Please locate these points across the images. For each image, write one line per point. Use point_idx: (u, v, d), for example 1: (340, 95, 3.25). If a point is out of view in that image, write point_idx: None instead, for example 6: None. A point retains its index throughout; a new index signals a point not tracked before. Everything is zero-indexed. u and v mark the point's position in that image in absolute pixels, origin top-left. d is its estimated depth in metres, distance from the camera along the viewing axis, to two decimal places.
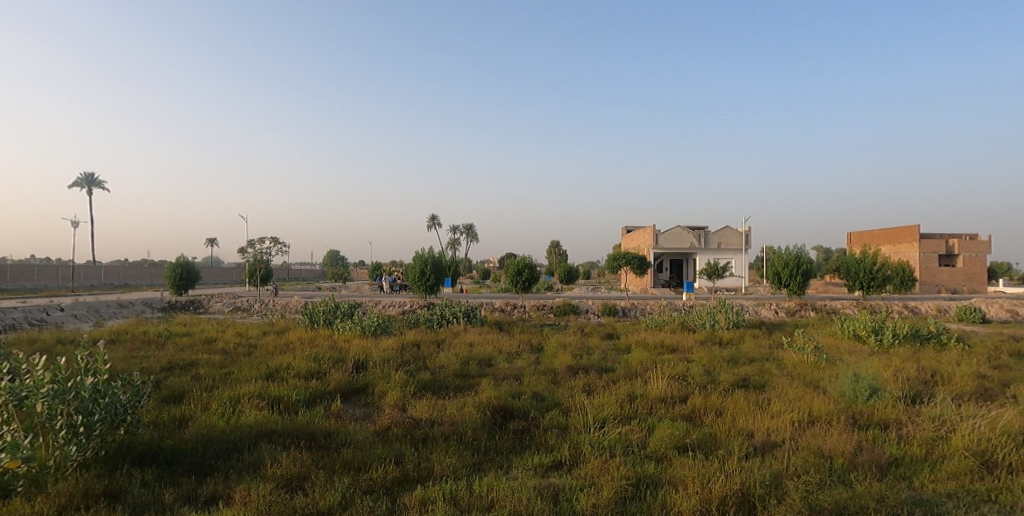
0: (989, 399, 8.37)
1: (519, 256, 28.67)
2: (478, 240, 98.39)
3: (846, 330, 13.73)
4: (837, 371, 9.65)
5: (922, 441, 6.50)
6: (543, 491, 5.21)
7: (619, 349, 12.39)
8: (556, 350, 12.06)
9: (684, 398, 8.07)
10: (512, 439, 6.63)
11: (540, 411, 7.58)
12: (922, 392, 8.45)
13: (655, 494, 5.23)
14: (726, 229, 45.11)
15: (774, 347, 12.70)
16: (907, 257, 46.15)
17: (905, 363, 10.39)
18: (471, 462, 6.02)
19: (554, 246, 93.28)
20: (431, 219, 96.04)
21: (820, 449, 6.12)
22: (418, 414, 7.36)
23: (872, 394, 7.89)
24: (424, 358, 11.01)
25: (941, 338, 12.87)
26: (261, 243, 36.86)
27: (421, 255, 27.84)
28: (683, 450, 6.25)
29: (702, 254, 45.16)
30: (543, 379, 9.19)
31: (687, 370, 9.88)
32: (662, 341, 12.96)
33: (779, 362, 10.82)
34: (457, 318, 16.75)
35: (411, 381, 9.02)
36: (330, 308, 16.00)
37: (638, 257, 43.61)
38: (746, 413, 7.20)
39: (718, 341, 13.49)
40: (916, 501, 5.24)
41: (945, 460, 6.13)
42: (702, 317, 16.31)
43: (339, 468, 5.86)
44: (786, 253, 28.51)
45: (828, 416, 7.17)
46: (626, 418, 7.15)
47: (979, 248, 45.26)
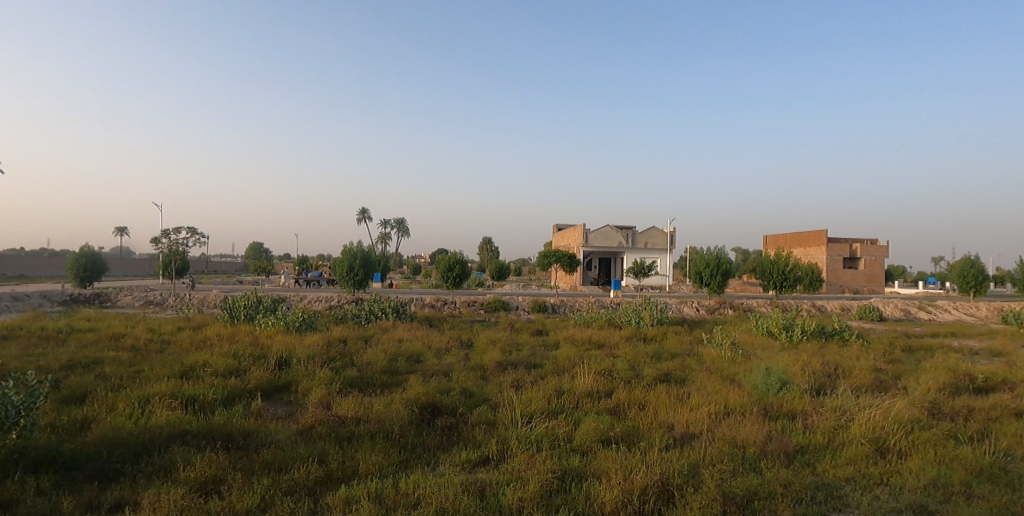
0: (884, 390, 9.10)
1: (450, 251, 28.48)
2: (409, 235, 96.90)
3: (760, 326, 14.55)
4: (751, 365, 10.21)
5: (824, 429, 6.99)
6: (470, 486, 5.21)
7: (548, 345, 12.57)
8: (485, 346, 12.07)
9: (609, 391, 8.30)
10: (440, 436, 6.58)
11: (468, 407, 7.56)
12: (826, 385, 9.07)
13: (579, 486, 5.34)
14: (652, 230, 46.70)
15: (695, 342, 13.28)
16: (816, 259, 49.31)
17: (811, 357, 11.13)
18: (398, 460, 5.94)
19: (486, 242, 93.08)
20: (361, 211, 93.25)
21: (735, 439, 6.45)
22: (343, 411, 7.16)
23: (782, 386, 8.41)
24: (351, 354, 10.74)
25: (843, 334, 13.85)
26: (176, 233, 34.82)
27: (350, 249, 27.05)
28: (607, 443, 6.41)
29: (629, 253, 46.58)
30: (472, 375, 9.17)
31: (613, 365, 10.17)
32: (590, 336, 13.26)
33: (698, 357, 11.32)
34: (386, 314, 16.44)
35: (337, 378, 8.78)
36: (252, 303, 15.29)
37: (568, 255, 44.38)
38: (668, 406, 7.48)
39: (643, 337, 13.96)
40: (818, 485, 5.63)
41: (844, 446, 6.61)
42: (628, 315, 16.79)
43: (258, 469, 5.62)
44: (708, 253, 29.75)
45: (742, 408, 7.55)
46: (553, 413, 7.26)
47: (878, 252, 49.07)
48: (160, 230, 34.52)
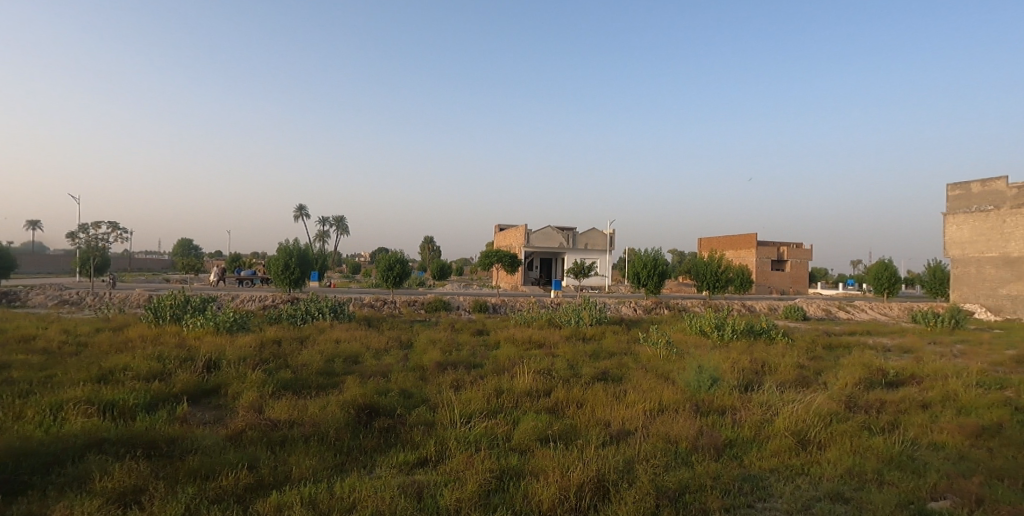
0: (806, 385, 9.62)
1: (391, 250, 28.04)
2: (349, 233, 94.71)
3: (693, 326, 15.08)
4: (684, 363, 10.56)
5: (752, 424, 7.30)
6: (407, 488, 5.13)
7: (488, 345, 12.59)
8: (425, 346, 11.96)
9: (548, 391, 8.38)
10: (377, 438, 6.47)
11: (407, 408, 7.46)
12: (753, 381, 9.50)
13: (518, 485, 5.37)
14: (592, 231, 47.59)
15: (632, 341, 13.62)
16: (746, 262, 51.55)
17: (740, 355, 11.62)
18: (333, 463, 5.79)
19: (428, 242, 92.01)
20: (298, 208, 90.31)
21: (668, 435, 6.65)
22: (276, 415, 6.92)
23: (713, 383, 8.75)
24: (285, 356, 10.40)
25: (770, 333, 14.55)
26: (96, 228, 32.71)
27: (286, 246, 26.17)
28: (546, 441, 6.46)
29: (569, 253, 47.25)
30: (412, 376, 9.05)
31: (552, 364, 10.29)
32: (530, 336, 13.36)
33: (635, 355, 11.59)
34: (323, 314, 16.01)
35: (270, 381, 8.47)
36: (179, 302, 14.54)
37: (510, 255, 44.61)
38: (604, 404, 7.63)
39: (582, 336, 14.18)
40: (744, 477, 5.89)
41: (769, 439, 6.94)
42: (568, 314, 17.04)
43: (182, 477, 5.35)
44: (645, 254, 30.57)
45: (675, 404, 7.80)
46: (492, 412, 7.27)
47: (803, 255, 51.87)
48: (77, 225, 32.31)
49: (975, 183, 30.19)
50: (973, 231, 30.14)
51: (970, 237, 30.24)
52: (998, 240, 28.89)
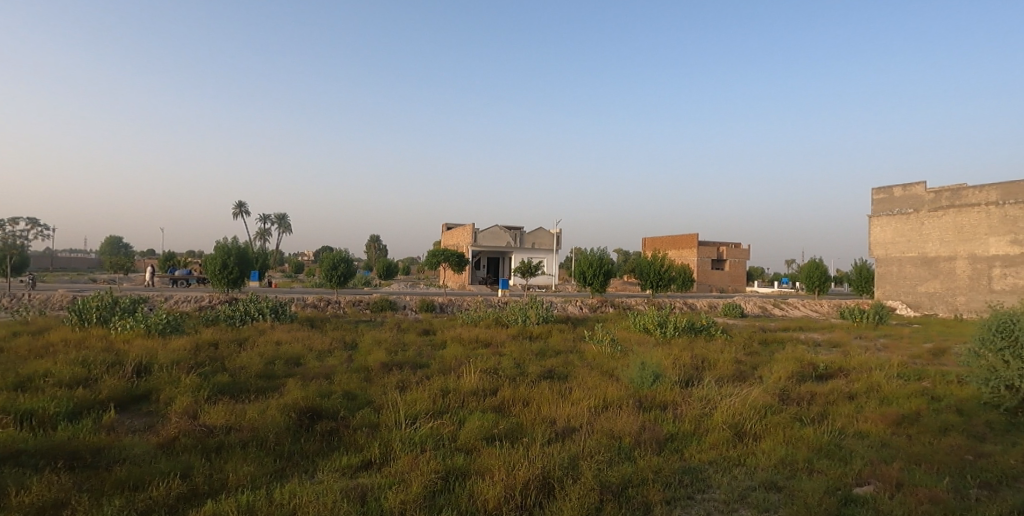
0: (742, 380, 10.02)
1: (335, 249, 27.41)
2: (291, 232, 91.94)
3: (637, 323, 15.43)
4: (628, 360, 10.80)
5: (692, 418, 7.54)
6: (350, 492, 5.03)
7: (435, 344, 12.50)
8: (369, 346, 11.75)
9: (494, 390, 8.40)
10: (319, 441, 6.32)
11: (350, 410, 7.32)
12: (694, 376, 9.81)
13: (463, 485, 5.35)
14: (539, 231, 47.99)
15: (578, 339, 13.80)
16: (688, 261, 53.16)
17: (682, 352, 11.97)
18: (272, 469, 5.61)
19: (374, 242, 90.44)
20: (238, 205, 87.04)
21: (612, 431, 6.78)
22: (211, 420, 6.64)
23: (655, 379, 8.98)
24: (222, 359, 10.00)
25: (710, 330, 15.06)
26: (12, 226, 30.52)
27: (224, 245, 25.17)
28: (491, 440, 6.47)
29: (516, 253, 47.46)
30: (356, 377, 8.88)
31: (499, 363, 10.31)
32: (477, 336, 13.34)
33: (581, 353, 11.77)
34: (263, 315, 15.49)
35: (206, 384, 8.13)
36: (106, 304, 13.74)
37: (457, 254, 44.43)
38: (550, 402, 7.71)
39: (528, 335, 14.28)
40: (685, 470, 6.07)
41: (708, 432, 7.18)
42: (515, 313, 17.11)
43: (109, 488, 5.05)
44: (591, 254, 31.06)
45: (619, 401, 7.97)
46: (438, 413, 7.21)
47: (741, 255, 53.90)
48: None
49: (897, 187, 32.13)
50: (895, 233, 32.09)
51: (892, 238, 32.19)
52: (917, 241, 30.88)
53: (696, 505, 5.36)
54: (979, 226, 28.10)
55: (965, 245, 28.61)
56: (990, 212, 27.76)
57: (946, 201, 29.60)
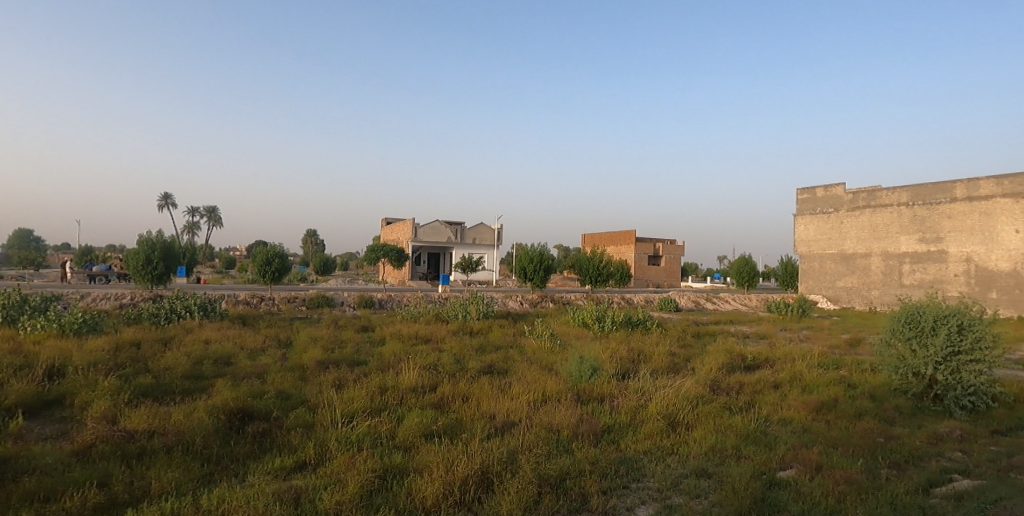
0: (676, 372, 10.38)
1: (269, 243, 26.46)
2: (222, 225, 87.97)
3: (576, 318, 15.70)
4: (567, 354, 10.98)
5: (628, 409, 7.75)
6: (283, 495, 4.88)
7: (373, 341, 12.29)
8: (305, 344, 11.42)
9: (434, 386, 8.35)
10: (251, 443, 6.10)
11: (284, 410, 7.10)
12: (630, 369, 10.08)
13: (401, 483, 5.30)
14: (480, 226, 48.01)
15: (518, 334, 13.90)
16: (626, 257, 54.47)
17: (619, 345, 12.28)
18: (200, 474, 5.37)
19: (311, 236, 87.85)
20: (163, 196, 82.44)
21: (550, 424, 6.88)
22: (132, 425, 6.28)
23: (593, 372, 9.17)
24: (145, 360, 9.46)
25: (646, 324, 15.51)
26: None
27: (147, 239, 23.81)
28: (430, 437, 6.43)
29: (457, 248, 47.28)
30: (290, 376, 8.62)
31: (439, 359, 10.25)
32: (417, 332, 13.20)
33: (521, 348, 11.87)
34: (191, 313, 14.77)
35: (127, 387, 7.68)
36: (12, 302, 12.73)
37: (397, 250, 43.76)
38: (490, 397, 7.74)
39: (469, 331, 14.26)
40: (621, 460, 6.24)
41: (643, 423, 7.40)
42: (455, 309, 17.05)
43: (15, 501, 4.69)
44: (532, 249, 31.32)
45: (557, 394, 8.09)
46: (375, 411, 7.10)
47: (676, 251, 55.73)
48: None
49: (819, 188, 34.03)
50: (817, 231, 33.99)
51: (815, 236, 34.09)
52: (837, 239, 32.84)
53: (632, 494, 5.52)
54: (891, 225, 30.18)
55: (879, 242, 30.66)
56: (901, 212, 29.85)
57: (862, 201, 31.60)
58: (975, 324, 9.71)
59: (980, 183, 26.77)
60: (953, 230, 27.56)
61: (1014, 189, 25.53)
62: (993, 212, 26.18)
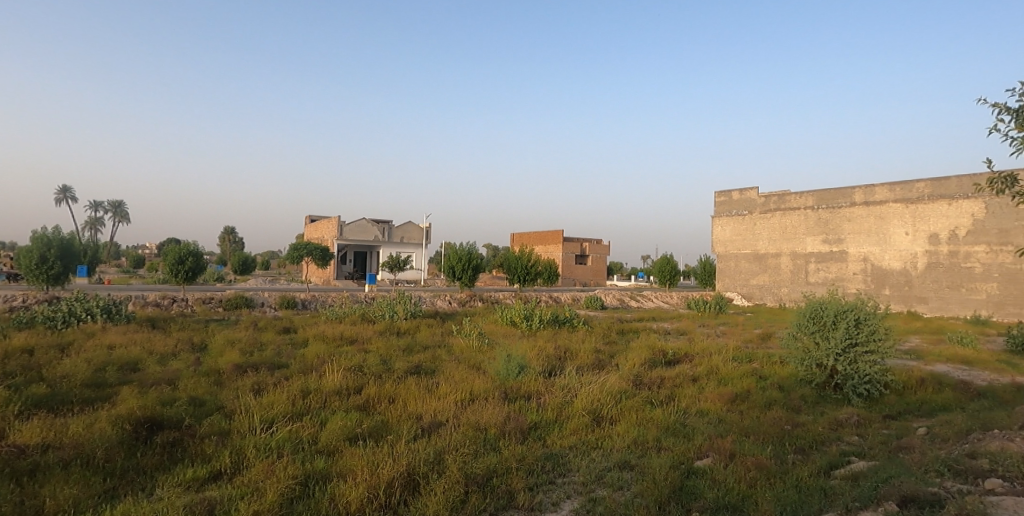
0: (601, 368, 10.68)
1: (181, 241, 24.99)
2: (128, 221, 82.06)
3: (504, 317, 15.81)
4: (494, 353, 11.04)
5: (554, 406, 7.91)
6: (196, 507, 4.63)
7: (296, 343, 11.88)
8: (221, 347, 10.88)
9: (359, 388, 8.18)
10: (159, 455, 5.74)
11: (197, 417, 6.74)
12: (556, 366, 10.27)
13: (324, 489, 5.17)
14: (408, 224, 47.42)
15: (445, 334, 13.85)
16: (554, 256, 55.36)
17: (546, 343, 12.48)
18: (101, 490, 5.01)
19: (228, 234, 83.56)
20: (60, 189, 75.94)
21: (478, 423, 6.91)
22: (22, 440, 5.76)
23: (520, 370, 9.29)
24: (38, 368, 8.70)
25: (572, 322, 15.85)
26: None
27: (42, 235, 21.89)
28: (354, 440, 6.30)
29: (385, 247, 46.43)
30: (204, 382, 8.19)
31: (365, 360, 10.04)
32: (342, 333, 12.88)
33: (449, 348, 11.84)
34: (92, 316, 13.71)
35: (15, 398, 7.03)
36: None
37: (321, 248, 42.40)
38: (416, 398, 7.68)
39: (396, 331, 14.06)
40: (547, 456, 6.36)
41: (569, 419, 7.57)
42: (382, 309, 16.76)
43: None
44: (460, 248, 31.25)
45: (485, 393, 8.13)
46: (296, 415, 6.88)
47: (602, 250, 57.24)
48: None
49: (735, 191, 35.92)
50: (732, 232, 35.88)
51: (730, 237, 35.96)
52: (750, 240, 34.79)
53: (558, 488, 5.64)
54: (798, 227, 32.31)
55: (788, 243, 32.76)
56: (807, 215, 32.02)
57: (773, 204, 33.64)
58: (870, 318, 10.58)
59: (876, 189, 29.13)
60: (853, 232, 29.86)
61: (905, 196, 27.98)
62: (887, 216, 28.56)
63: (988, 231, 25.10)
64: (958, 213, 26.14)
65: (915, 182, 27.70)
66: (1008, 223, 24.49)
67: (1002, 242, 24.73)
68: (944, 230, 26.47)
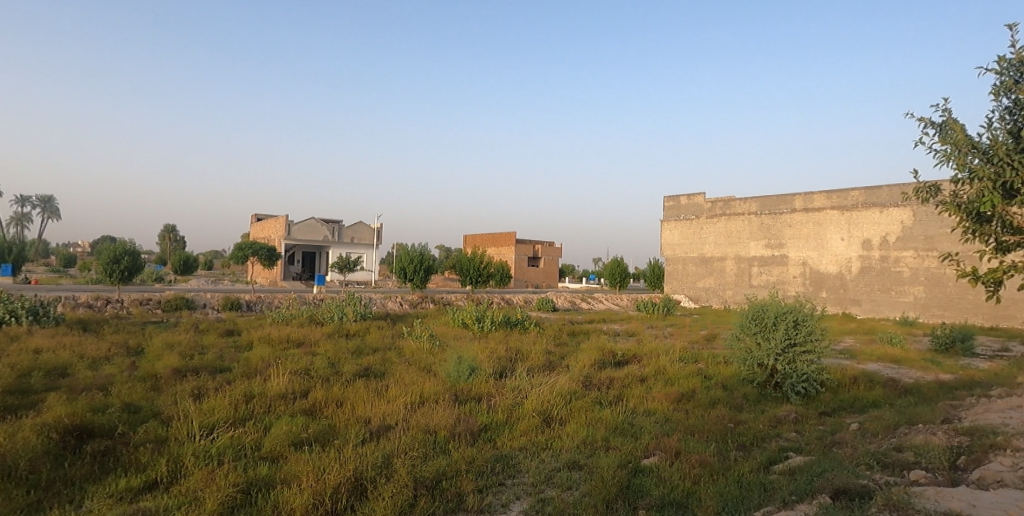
0: (551, 369, 10.79)
1: (117, 240, 23.83)
2: (59, 217, 77.57)
3: (456, 319, 15.76)
4: (445, 355, 11.00)
5: (505, 407, 7.95)
6: None
7: (239, 346, 11.50)
8: (159, 351, 10.43)
9: (305, 392, 8.00)
10: (90, 464, 5.46)
11: (131, 425, 6.45)
12: (507, 368, 10.31)
13: (267, 496, 5.03)
14: (359, 224, 46.67)
15: (396, 336, 13.70)
16: (506, 258, 55.53)
17: (498, 345, 12.53)
18: (24, 504, 4.72)
19: (168, 232, 80.09)
20: None
21: (428, 426, 6.87)
22: None
23: (471, 372, 9.28)
24: None
25: (524, 323, 15.95)
26: None
27: None
28: (300, 446, 6.16)
29: (335, 247, 45.53)
30: (139, 387, 7.83)
31: (312, 363, 9.83)
32: (288, 335, 12.56)
33: (399, 350, 11.71)
34: (15, 318, 12.89)
35: None
36: None
37: (268, 248, 41.18)
38: (365, 401, 7.57)
39: (345, 333, 13.81)
40: (497, 458, 6.39)
41: (519, 420, 7.62)
42: (330, 310, 16.43)
43: None
44: (412, 249, 30.96)
45: (435, 395, 8.09)
46: (239, 421, 6.67)
47: (554, 253, 57.82)
48: None
49: (683, 196, 36.92)
50: (680, 236, 36.88)
51: (678, 241, 36.94)
52: (697, 243, 35.84)
53: (507, 490, 5.67)
54: (743, 232, 33.49)
55: (733, 247, 33.92)
56: (751, 220, 33.23)
57: (719, 209, 34.75)
58: (807, 319, 11.07)
59: (815, 196, 30.51)
60: (793, 237, 31.18)
61: (841, 203, 29.43)
62: (824, 223, 29.97)
63: (915, 237, 26.68)
64: (888, 220, 27.66)
65: (850, 191, 29.17)
66: (933, 230, 26.09)
67: (928, 247, 26.32)
68: (876, 236, 27.96)
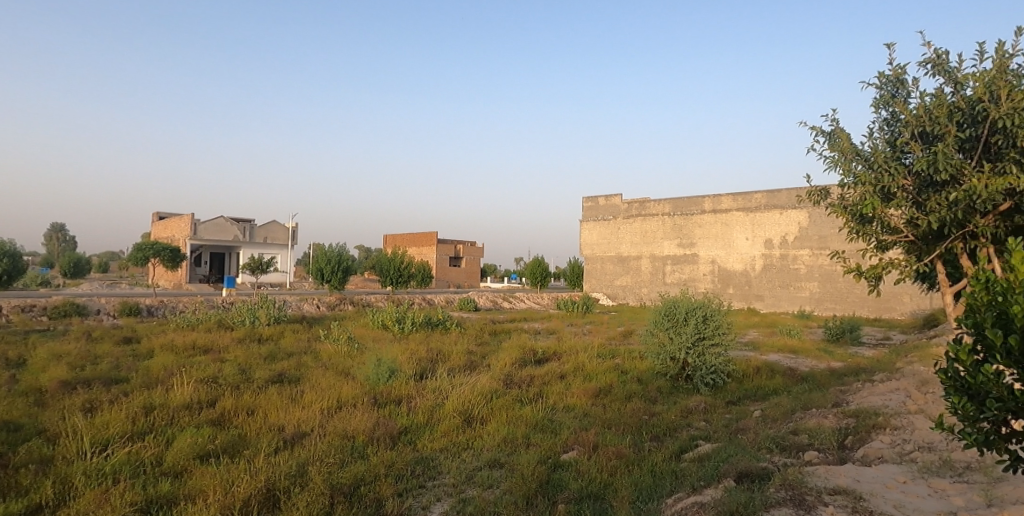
0: (472, 369, 10.84)
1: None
2: None
3: (375, 320, 15.47)
4: (364, 358, 10.79)
5: (425, 409, 7.91)
6: None
7: (139, 355, 10.73)
8: (43, 362, 9.52)
9: (213, 401, 7.61)
10: None
11: (9, 445, 5.86)
12: (428, 369, 10.26)
13: (169, 514, 4.74)
14: (272, 223, 44.84)
15: (312, 339, 13.27)
16: (428, 258, 55.03)
17: (418, 346, 12.43)
18: None
19: (54, 231, 73.18)
20: None
21: (345, 431, 6.73)
22: None
23: (390, 374, 9.17)
24: None
25: (445, 324, 15.91)
26: None
27: None
28: (206, 458, 5.86)
29: (246, 247, 43.43)
30: (20, 403, 7.13)
31: (220, 370, 9.34)
32: (194, 341, 11.85)
33: (316, 354, 11.36)
34: None
35: None
36: None
37: (171, 249, 38.56)
38: (278, 408, 7.30)
39: (257, 337, 13.22)
40: (417, 460, 6.36)
41: (440, 421, 7.61)
42: (241, 314, 15.67)
43: None
44: (330, 250, 30.05)
45: (354, 399, 7.93)
46: (137, 435, 6.24)
47: (476, 252, 57.98)
48: None
49: (601, 197, 38.06)
50: (598, 235, 37.98)
51: (597, 240, 38.04)
52: (614, 243, 37.07)
53: (428, 492, 5.65)
54: (657, 232, 34.98)
55: (648, 246, 35.36)
56: (664, 220, 34.77)
57: (635, 210, 36.11)
58: (715, 315, 11.76)
59: (722, 199, 32.36)
60: (703, 236, 32.93)
61: (745, 205, 31.39)
62: (731, 223, 31.87)
63: (810, 237, 28.95)
64: (787, 221, 29.83)
65: (754, 193, 31.19)
66: (825, 230, 28.43)
67: (821, 246, 28.64)
68: (777, 235, 30.07)
